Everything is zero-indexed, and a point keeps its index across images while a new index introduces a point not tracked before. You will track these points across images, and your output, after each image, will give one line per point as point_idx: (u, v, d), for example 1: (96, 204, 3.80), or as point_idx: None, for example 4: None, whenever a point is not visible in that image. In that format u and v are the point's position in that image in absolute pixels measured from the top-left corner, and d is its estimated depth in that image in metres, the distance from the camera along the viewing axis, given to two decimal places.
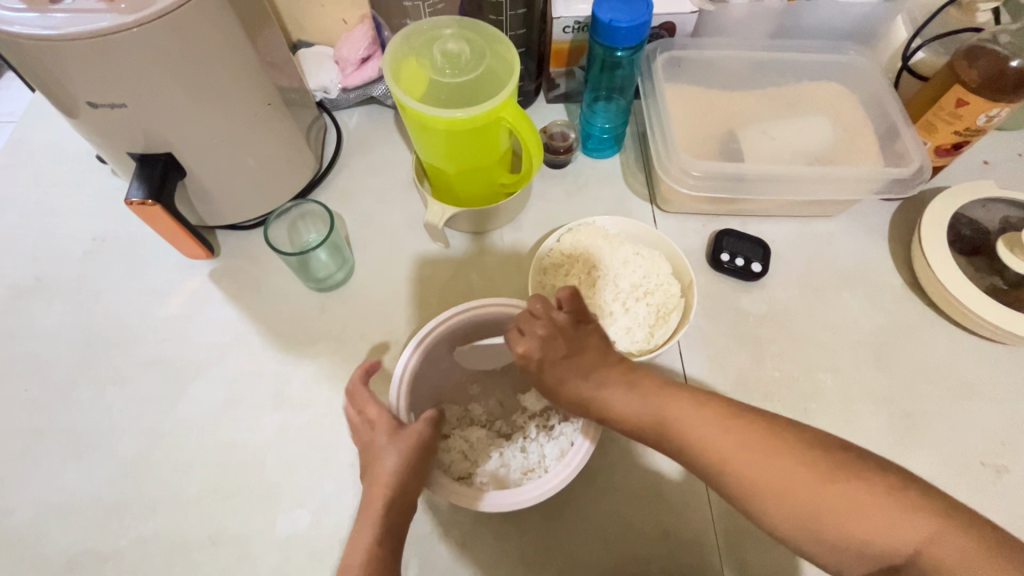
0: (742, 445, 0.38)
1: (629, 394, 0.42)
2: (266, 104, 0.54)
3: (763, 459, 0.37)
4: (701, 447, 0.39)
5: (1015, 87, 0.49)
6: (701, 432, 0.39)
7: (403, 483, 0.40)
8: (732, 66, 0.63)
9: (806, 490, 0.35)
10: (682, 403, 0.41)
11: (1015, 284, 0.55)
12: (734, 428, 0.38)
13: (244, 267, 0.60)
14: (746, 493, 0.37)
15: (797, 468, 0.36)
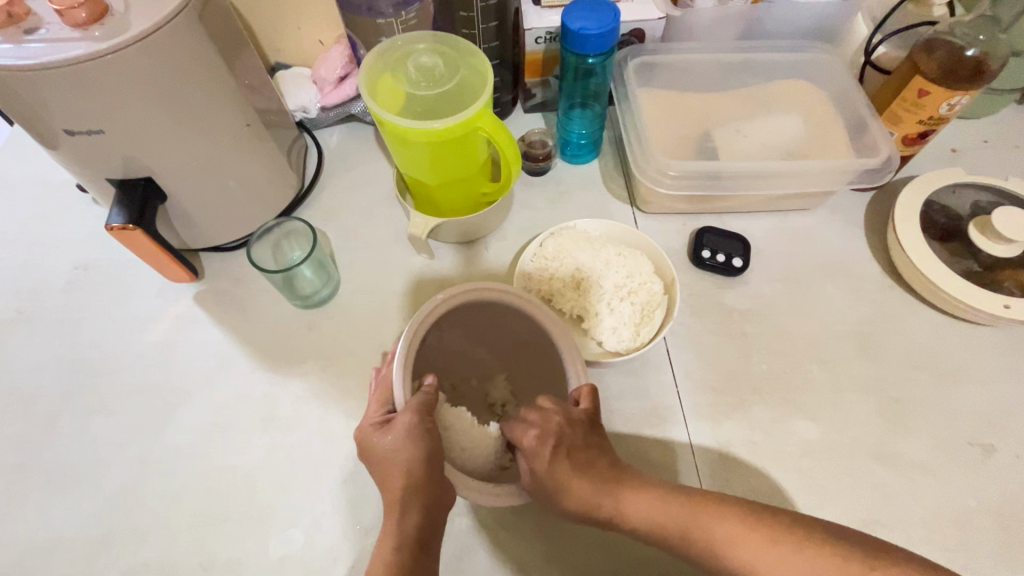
0: (766, 546, 0.36)
1: (648, 498, 0.40)
2: (245, 125, 0.54)
3: (792, 563, 0.35)
4: (721, 554, 0.37)
5: (974, 76, 0.51)
6: (729, 552, 0.37)
7: (411, 471, 0.39)
8: (703, 68, 0.64)
9: None
10: (700, 507, 0.39)
11: (989, 266, 0.56)
12: (757, 529, 0.37)
13: (229, 288, 0.60)
14: None
15: (830, 570, 0.34)
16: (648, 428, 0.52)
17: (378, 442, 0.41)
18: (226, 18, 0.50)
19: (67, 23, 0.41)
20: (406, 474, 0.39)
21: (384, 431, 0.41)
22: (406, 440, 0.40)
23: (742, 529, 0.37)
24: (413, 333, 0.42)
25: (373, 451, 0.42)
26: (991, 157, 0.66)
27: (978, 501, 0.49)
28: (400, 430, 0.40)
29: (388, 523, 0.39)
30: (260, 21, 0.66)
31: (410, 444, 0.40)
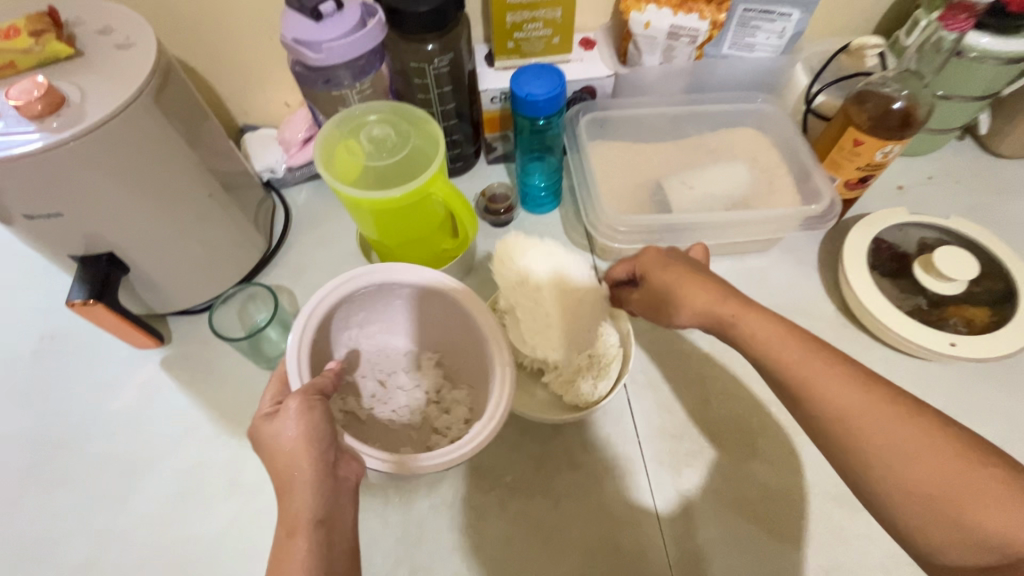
0: (887, 403, 0.36)
1: (778, 326, 0.41)
2: (208, 195, 0.56)
3: (904, 427, 0.35)
4: (832, 398, 0.37)
5: (903, 125, 0.54)
6: (839, 393, 0.37)
7: (303, 458, 0.36)
8: (653, 121, 0.67)
9: (943, 466, 0.34)
10: (818, 361, 0.39)
11: (937, 302, 0.58)
12: (884, 397, 0.36)
13: (195, 352, 0.61)
14: (880, 454, 0.35)
15: (944, 446, 0.34)
16: (610, 479, 0.52)
17: (268, 432, 0.38)
18: (186, 95, 0.52)
19: (24, 116, 0.43)
20: (297, 462, 0.36)
21: (275, 414, 0.39)
22: (299, 420, 0.38)
23: (863, 387, 0.37)
24: (308, 319, 0.44)
25: (264, 441, 0.38)
26: (935, 194, 0.68)
27: None
28: (286, 411, 0.38)
29: (283, 516, 0.35)
30: (226, 88, 0.68)
31: (301, 425, 0.38)
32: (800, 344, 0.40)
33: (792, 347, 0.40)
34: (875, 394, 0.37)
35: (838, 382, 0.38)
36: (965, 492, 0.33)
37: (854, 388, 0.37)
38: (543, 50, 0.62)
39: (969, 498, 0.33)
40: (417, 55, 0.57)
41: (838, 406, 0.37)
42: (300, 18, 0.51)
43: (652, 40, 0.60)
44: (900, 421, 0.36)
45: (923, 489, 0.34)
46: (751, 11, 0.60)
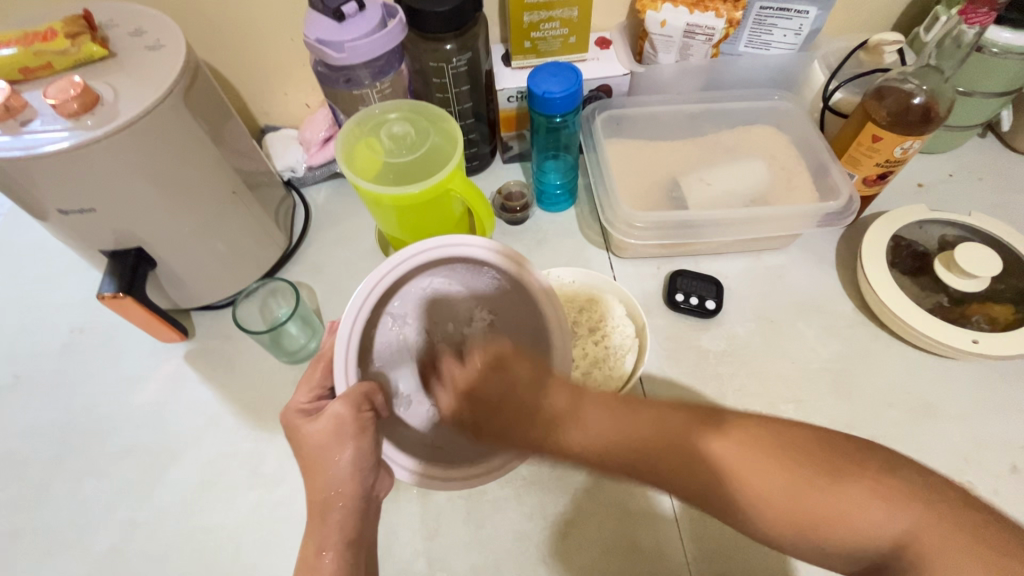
0: (721, 441, 0.38)
1: (596, 414, 0.40)
2: (231, 192, 0.57)
3: (747, 455, 0.37)
4: (630, 437, 0.39)
5: (922, 121, 0.53)
6: (644, 428, 0.39)
7: (325, 482, 0.40)
8: (668, 120, 0.68)
9: (784, 485, 0.36)
10: (660, 412, 0.40)
11: (958, 299, 0.57)
12: (719, 429, 0.38)
13: (218, 347, 0.62)
14: (715, 493, 0.37)
15: (775, 461, 0.36)
16: None
17: (308, 440, 0.41)
18: (212, 95, 0.54)
19: (60, 114, 0.44)
20: (333, 489, 0.39)
21: (304, 421, 0.42)
22: (344, 443, 0.40)
23: (704, 419, 0.39)
24: (365, 294, 0.45)
25: (296, 443, 0.42)
26: (955, 191, 0.68)
27: None
28: (315, 426, 0.41)
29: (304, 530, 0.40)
30: (248, 89, 0.70)
31: (329, 444, 0.40)
32: (658, 413, 0.40)
33: (632, 417, 0.40)
34: (737, 431, 0.38)
35: (734, 433, 0.38)
36: (823, 506, 0.35)
37: (734, 425, 0.38)
38: (559, 49, 0.63)
39: (826, 510, 0.35)
40: (434, 55, 0.58)
41: (720, 466, 0.37)
42: (324, 19, 0.52)
43: (667, 38, 0.61)
44: (745, 457, 0.37)
45: (790, 524, 0.36)
46: (767, 9, 0.60)
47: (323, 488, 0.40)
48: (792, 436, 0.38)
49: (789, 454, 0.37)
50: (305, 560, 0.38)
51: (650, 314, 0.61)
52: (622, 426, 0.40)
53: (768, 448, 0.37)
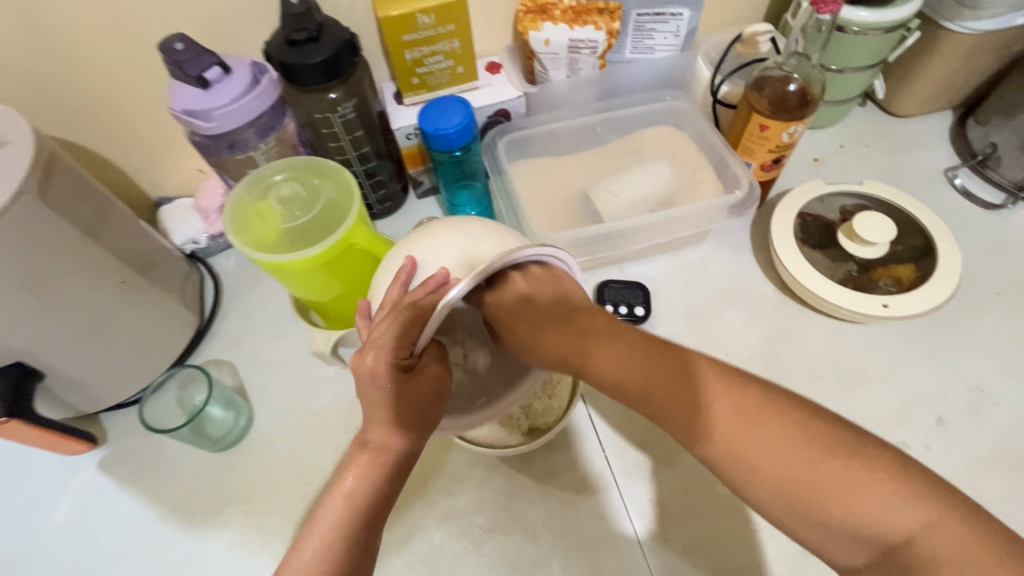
0: (735, 411, 0.38)
1: (618, 354, 0.44)
2: (120, 282, 0.53)
3: (771, 432, 0.37)
4: (688, 414, 0.39)
5: (801, 105, 0.56)
6: (714, 404, 0.39)
7: (396, 434, 0.40)
8: (569, 133, 0.68)
9: (812, 464, 0.35)
10: (705, 365, 0.41)
11: (865, 266, 0.60)
12: (734, 393, 0.39)
13: (136, 448, 0.57)
14: (737, 464, 0.37)
15: (803, 444, 0.36)
16: (583, 500, 0.51)
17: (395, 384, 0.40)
18: (78, 184, 0.50)
19: None
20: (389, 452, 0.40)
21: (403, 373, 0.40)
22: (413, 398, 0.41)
23: (733, 386, 0.39)
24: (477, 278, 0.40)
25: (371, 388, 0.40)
26: (848, 161, 0.71)
27: None
28: (405, 377, 0.41)
29: (350, 466, 0.39)
30: (130, 165, 0.65)
31: (412, 399, 0.41)
32: (663, 358, 0.42)
33: (638, 355, 0.43)
34: (745, 393, 0.39)
35: (706, 380, 0.40)
36: (865, 500, 0.34)
37: (718, 378, 0.40)
38: (448, 81, 0.62)
39: (866, 505, 0.34)
40: (321, 105, 0.56)
41: (745, 427, 0.37)
42: (187, 86, 0.49)
43: (553, 55, 0.62)
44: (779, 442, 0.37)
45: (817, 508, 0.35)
46: (644, 15, 0.61)
47: (401, 436, 0.40)
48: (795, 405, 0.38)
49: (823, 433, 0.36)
50: (353, 497, 0.38)
51: None
52: (636, 362, 0.43)
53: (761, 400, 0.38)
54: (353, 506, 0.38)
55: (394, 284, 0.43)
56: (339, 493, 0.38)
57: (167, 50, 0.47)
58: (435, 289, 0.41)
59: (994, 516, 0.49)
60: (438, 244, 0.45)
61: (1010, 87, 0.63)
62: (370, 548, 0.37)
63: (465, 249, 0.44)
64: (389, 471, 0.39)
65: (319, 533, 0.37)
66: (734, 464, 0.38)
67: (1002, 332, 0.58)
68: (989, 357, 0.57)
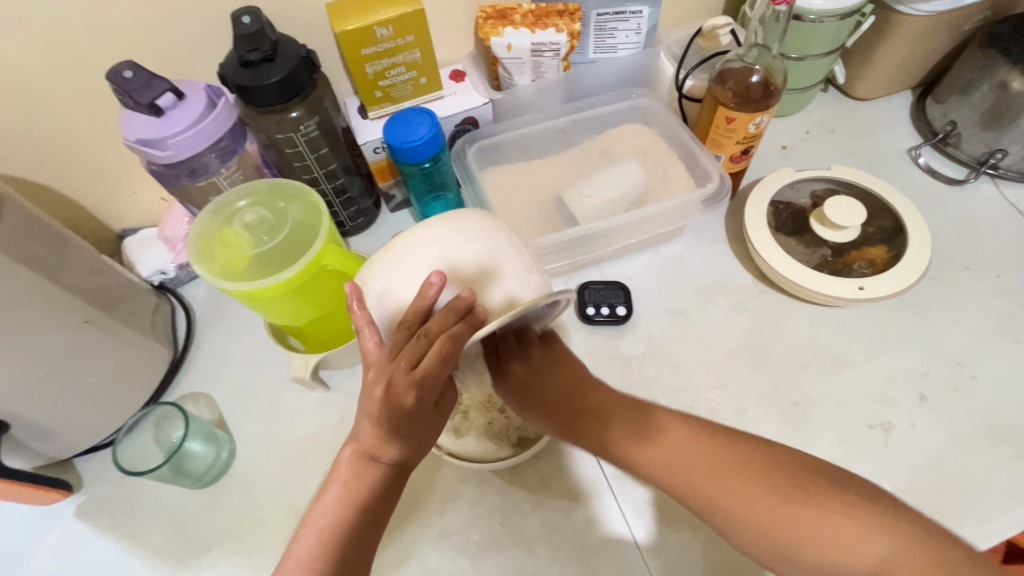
0: (702, 466, 0.43)
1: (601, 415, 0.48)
2: (84, 322, 0.51)
3: (737, 484, 0.41)
4: (660, 471, 0.44)
5: (765, 95, 0.56)
6: (682, 456, 0.44)
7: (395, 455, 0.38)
8: (539, 137, 0.68)
9: (766, 510, 0.40)
10: (662, 414, 0.47)
11: (839, 250, 0.60)
12: (703, 445, 0.44)
13: (113, 492, 0.55)
14: (707, 509, 0.42)
15: (759, 490, 0.41)
16: (578, 507, 0.51)
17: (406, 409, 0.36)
18: (31, 224, 0.48)
19: None
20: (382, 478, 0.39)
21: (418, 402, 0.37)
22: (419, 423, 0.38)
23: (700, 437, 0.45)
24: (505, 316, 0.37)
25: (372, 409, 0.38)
26: (815, 147, 0.72)
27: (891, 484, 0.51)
28: (428, 406, 0.38)
29: (333, 476, 0.39)
30: (88, 198, 0.62)
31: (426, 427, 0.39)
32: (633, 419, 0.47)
33: (644, 423, 0.47)
34: (686, 434, 0.45)
35: (668, 426, 0.46)
36: (801, 522, 0.39)
37: (676, 428, 0.46)
38: (412, 92, 0.61)
39: (807, 529, 0.39)
40: (282, 126, 0.54)
41: (691, 469, 0.43)
42: (140, 115, 0.48)
43: (517, 60, 0.61)
44: (719, 472, 0.42)
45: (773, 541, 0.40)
46: (605, 15, 0.61)
47: (397, 457, 0.38)
48: (755, 451, 0.43)
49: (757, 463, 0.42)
50: (339, 507, 0.38)
51: (567, 333, 0.60)
52: (644, 430, 0.46)
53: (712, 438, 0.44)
54: (344, 516, 0.38)
55: (417, 301, 0.35)
56: (328, 501, 0.38)
57: (115, 79, 0.45)
58: (467, 321, 0.35)
59: (982, 490, 0.50)
60: (457, 256, 0.39)
61: (965, 66, 0.64)
62: (358, 556, 0.38)
63: (489, 276, 0.39)
64: (381, 486, 0.39)
65: (309, 538, 0.38)
66: (686, 499, 0.44)
67: (974, 306, 0.59)
68: (965, 332, 0.58)
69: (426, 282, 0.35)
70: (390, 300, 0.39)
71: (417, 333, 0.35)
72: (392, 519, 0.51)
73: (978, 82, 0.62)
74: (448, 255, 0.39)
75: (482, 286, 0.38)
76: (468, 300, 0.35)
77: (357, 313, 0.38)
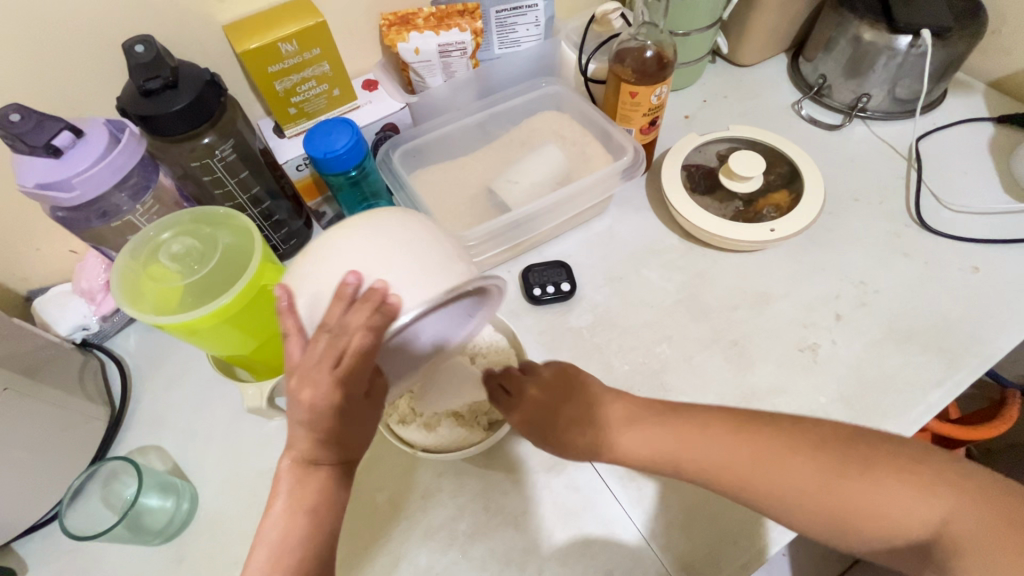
0: (815, 474, 0.42)
1: (640, 431, 0.47)
2: (4, 389, 0.46)
3: (874, 488, 0.41)
4: (798, 498, 0.42)
5: (660, 68, 0.61)
6: (800, 480, 0.42)
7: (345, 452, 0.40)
8: (461, 135, 0.69)
9: (921, 506, 0.40)
10: (694, 418, 0.47)
11: (748, 200, 0.66)
12: (805, 461, 0.43)
13: (66, 568, 0.51)
14: (878, 529, 0.41)
15: (928, 496, 0.40)
16: (556, 477, 0.53)
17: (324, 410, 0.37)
18: None
19: None
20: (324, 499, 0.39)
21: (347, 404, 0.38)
22: (346, 426, 0.39)
23: (801, 451, 0.43)
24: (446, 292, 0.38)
25: (311, 415, 0.37)
26: (713, 113, 0.78)
27: (826, 397, 0.56)
28: (359, 402, 0.39)
29: (282, 484, 0.39)
30: None
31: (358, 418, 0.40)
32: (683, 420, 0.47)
33: (731, 442, 0.45)
34: (781, 451, 0.44)
35: (687, 431, 0.46)
36: (860, 497, 0.41)
37: (693, 425, 0.46)
38: (327, 105, 0.61)
39: (865, 502, 0.41)
40: (195, 153, 0.53)
41: (829, 497, 0.42)
42: (34, 159, 0.45)
43: (426, 63, 0.63)
44: (774, 465, 0.43)
45: (832, 518, 0.42)
46: (503, 12, 0.64)
47: (337, 459, 0.39)
48: (857, 448, 0.43)
49: (794, 451, 0.43)
50: (292, 514, 0.38)
51: (518, 317, 0.62)
52: (729, 447, 0.44)
53: (744, 432, 0.45)
54: (296, 524, 0.38)
55: (336, 302, 0.36)
56: (278, 511, 0.38)
57: (2, 123, 0.42)
58: (383, 310, 0.36)
59: (901, 387, 0.56)
60: (387, 247, 0.39)
61: (824, 24, 0.72)
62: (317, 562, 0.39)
63: (431, 256, 0.40)
64: (324, 501, 0.39)
65: (263, 553, 0.38)
66: (827, 529, 0.42)
67: (867, 231, 0.67)
68: (864, 256, 0.65)
69: (343, 283, 0.37)
70: (311, 302, 0.39)
71: (336, 330, 0.36)
72: (377, 526, 0.51)
73: (837, 37, 0.70)
74: (369, 246, 0.39)
75: (422, 282, 0.38)
76: (381, 290, 0.36)
77: (286, 319, 0.39)
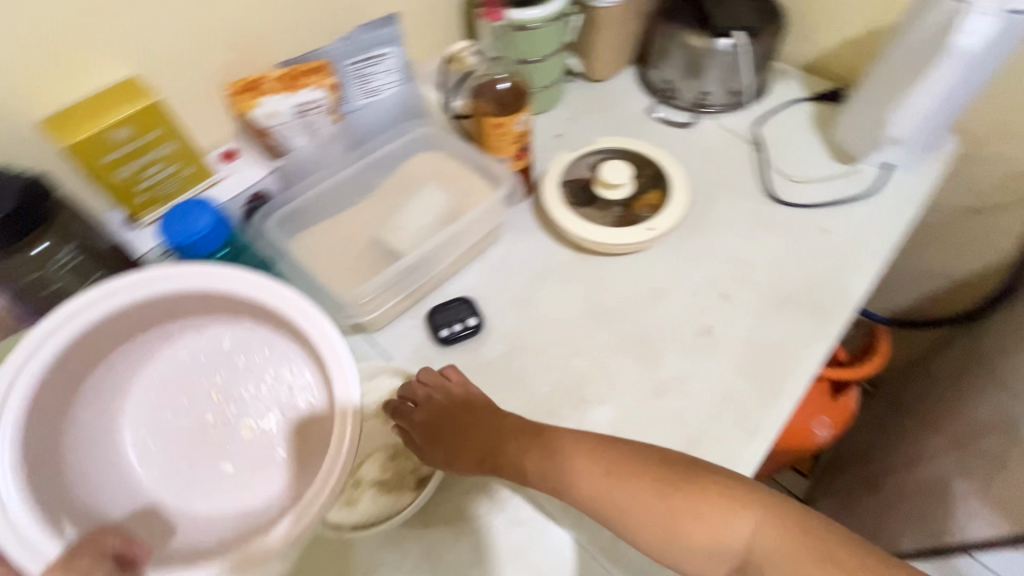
0: (661, 500, 0.44)
1: (533, 455, 0.48)
2: None
3: (713, 517, 0.43)
4: (638, 518, 0.45)
5: (516, 98, 0.66)
6: (653, 505, 0.44)
7: None
8: (337, 191, 0.67)
9: (758, 541, 0.42)
10: (572, 444, 0.48)
11: (626, 205, 0.70)
12: (657, 488, 0.45)
13: None
14: (705, 550, 0.43)
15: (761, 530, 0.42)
16: (499, 516, 0.52)
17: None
18: None
19: None
20: None
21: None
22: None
23: (658, 481, 0.45)
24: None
25: None
26: (580, 128, 0.83)
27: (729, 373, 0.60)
28: None
29: None
30: None
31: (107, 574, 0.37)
32: (561, 446, 0.48)
33: (601, 464, 0.47)
34: (641, 477, 0.46)
35: (569, 459, 0.47)
36: (695, 528, 0.43)
37: (575, 453, 0.47)
38: (180, 186, 0.58)
39: (697, 531, 0.43)
40: (27, 265, 0.47)
41: (669, 524, 0.44)
42: None
43: (286, 126, 0.61)
44: (632, 490, 0.45)
45: (666, 538, 0.44)
46: (356, 63, 0.64)
47: None
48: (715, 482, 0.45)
49: (652, 476, 0.45)
50: None
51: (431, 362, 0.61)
52: (601, 472, 0.46)
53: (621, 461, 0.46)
54: None
55: None
56: None
57: None
58: None
59: (788, 348, 0.62)
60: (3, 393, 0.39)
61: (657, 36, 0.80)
62: None
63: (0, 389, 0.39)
64: None
65: None
66: (660, 547, 0.44)
67: (733, 214, 0.73)
68: (735, 236, 0.71)
69: None
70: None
71: None
72: None
73: (670, 46, 0.78)
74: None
75: None
76: None
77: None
